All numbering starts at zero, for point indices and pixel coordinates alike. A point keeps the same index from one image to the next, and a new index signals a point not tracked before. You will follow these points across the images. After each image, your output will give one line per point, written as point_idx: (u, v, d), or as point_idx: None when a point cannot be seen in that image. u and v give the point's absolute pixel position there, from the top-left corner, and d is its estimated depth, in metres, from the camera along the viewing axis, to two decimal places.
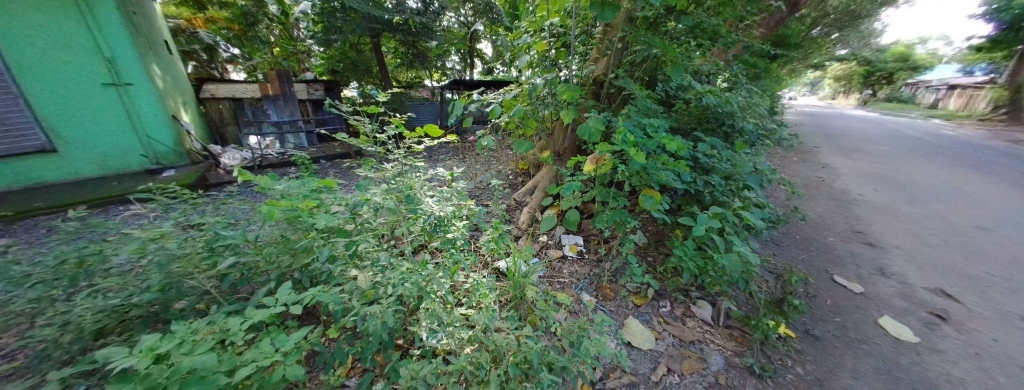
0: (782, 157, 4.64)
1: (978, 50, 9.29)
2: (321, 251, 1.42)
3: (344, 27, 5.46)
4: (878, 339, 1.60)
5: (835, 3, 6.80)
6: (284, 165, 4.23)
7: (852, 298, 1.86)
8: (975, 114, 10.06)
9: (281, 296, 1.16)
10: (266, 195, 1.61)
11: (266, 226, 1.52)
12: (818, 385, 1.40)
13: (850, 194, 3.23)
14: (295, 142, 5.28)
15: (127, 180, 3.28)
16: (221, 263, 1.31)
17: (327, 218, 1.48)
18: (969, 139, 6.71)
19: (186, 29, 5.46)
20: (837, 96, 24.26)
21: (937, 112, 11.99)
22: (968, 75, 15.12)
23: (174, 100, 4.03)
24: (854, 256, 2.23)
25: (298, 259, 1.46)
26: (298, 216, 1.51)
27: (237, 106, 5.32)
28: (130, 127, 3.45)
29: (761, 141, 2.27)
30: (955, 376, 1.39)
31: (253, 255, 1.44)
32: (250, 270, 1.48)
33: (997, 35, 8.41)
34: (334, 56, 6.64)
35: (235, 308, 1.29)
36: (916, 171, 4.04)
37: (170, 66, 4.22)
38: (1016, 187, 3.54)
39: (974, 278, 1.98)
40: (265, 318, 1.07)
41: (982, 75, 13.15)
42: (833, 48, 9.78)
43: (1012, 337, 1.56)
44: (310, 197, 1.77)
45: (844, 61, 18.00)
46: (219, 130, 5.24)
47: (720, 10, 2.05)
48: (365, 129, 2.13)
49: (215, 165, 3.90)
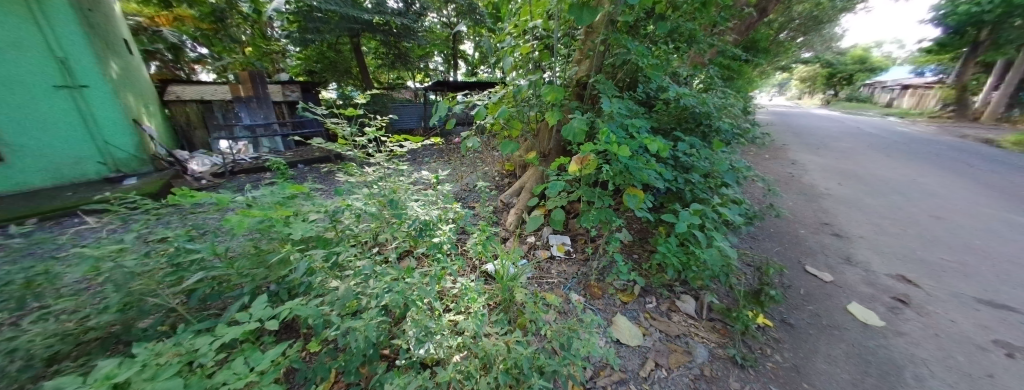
0: (754, 155, 4.89)
1: (927, 52, 10.22)
2: (299, 261, 1.35)
3: (322, 29, 5.25)
4: (848, 325, 1.70)
5: (799, 9, 7.28)
6: (259, 170, 4.02)
7: (822, 286, 1.97)
8: (925, 112, 11.16)
9: (256, 311, 1.09)
10: (239, 203, 1.52)
11: (240, 235, 1.45)
12: (795, 372, 1.46)
13: (817, 189, 3.44)
14: (270, 147, 5.06)
15: (86, 189, 3.02)
16: (190, 278, 1.23)
17: (304, 227, 1.41)
18: (920, 135, 7.33)
19: (148, 27, 5.09)
20: (802, 96, 26.01)
21: (894, 110, 13.08)
22: (918, 77, 16.48)
23: (134, 103, 3.77)
24: (823, 247, 2.36)
25: (275, 271, 1.40)
26: (272, 226, 1.43)
27: (207, 108, 5.03)
28: (87, 132, 3.19)
29: (737, 140, 2.38)
30: (918, 357, 1.49)
31: (223, 270, 1.37)
32: (221, 284, 1.40)
33: (944, 38, 9.28)
34: (310, 56, 6.44)
35: (205, 326, 1.20)
36: (875, 165, 4.36)
37: (130, 68, 3.93)
38: (962, 179, 3.89)
39: (928, 263, 2.15)
40: (238, 335, 1.01)
41: (931, 76, 14.47)
42: (799, 51, 10.50)
43: (968, 319, 1.69)
44: (288, 204, 1.70)
45: (808, 65, 19.41)
46: (185, 135, 4.94)
47: (697, 15, 2.13)
48: (343, 133, 2.05)
49: (182, 172, 3.60)
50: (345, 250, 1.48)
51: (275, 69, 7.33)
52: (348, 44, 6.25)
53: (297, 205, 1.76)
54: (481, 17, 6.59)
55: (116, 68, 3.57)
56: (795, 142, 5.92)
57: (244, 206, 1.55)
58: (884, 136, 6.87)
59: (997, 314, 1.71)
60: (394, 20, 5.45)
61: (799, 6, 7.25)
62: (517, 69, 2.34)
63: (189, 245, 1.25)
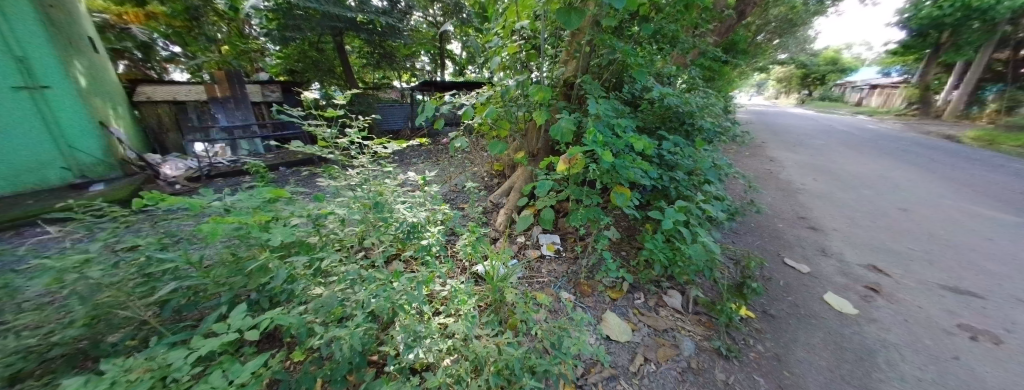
0: (735, 152, 5.06)
1: (893, 53, 10.95)
2: (278, 269, 1.30)
3: (303, 26, 5.10)
4: (824, 314, 1.78)
5: (775, 12, 7.62)
6: (237, 174, 3.89)
7: (801, 278, 2.06)
8: (892, 111, 11.92)
9: (234, 321, 1.05)
10: (216, 209, 1.46)
11: (217, 242, 1.38)
12: (777, 361, 1.52)
13: (793, 184, 3.59)
14: (249, 149, 4.88)
15: (48, 196, 2.82)
16: (163, 290, 1.17)
17: (285, 232, 1.36)
18: (888, 132, 7.78)
19: (117, 25, 4.87)
20: (779, 96, 27.21)
21: (863, 109, 13.88)
22: (884, 77, 17.56)
23: (101, 104, 3.54)
24: (800, 240, 2.47)
25: (254, 279, 1.34)
26: (250, 232, 1.36)
27: (180, 110, 4.83)
28: (50, 136, 2.97)
29: (719, 138, 2.46)
30: (890, 343, 1.57)
31: (199, 279, 1.30)
32: (197, 294, 1.33)
33: (909, 40, 10.01)
34: (291, 55, 6.13)
35: (180, 338, 1.14)
36: (847, 161, 4.59)
37: (97, 67, 3.70)
38: (925, 173, 4.15)
39: (896, 253, 2.28)
40: (216, 348, 0.97)
41: (897, 76, 15.43)
42: (776, 53, 11.00)
43: (931, 305, 1.80)
44: (268, 209, 1.63)
45: (785, 66, 20.35)
46: (158, 138, 4.67)
47: (680, 17, 2.18)
48: (324, 135, 1.98)
49: (155, 176, 3.45)
50: (329, 256, 1.44)
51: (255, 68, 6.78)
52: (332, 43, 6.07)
53: (278, 209, 1.70)
54: (467, 17, 6.55)
55: (82, 68, 3.35)
56: (774, 140, 6.17)
57: (221, 211, 1.48)
58: (855, 133, 7.23)
59: (957, 300, 1.83)
60: (379, 20, 5.33)
61: (774, 9, 7.59)
62: (504, 69, 2.33)
63: (160, 254, 1.19)
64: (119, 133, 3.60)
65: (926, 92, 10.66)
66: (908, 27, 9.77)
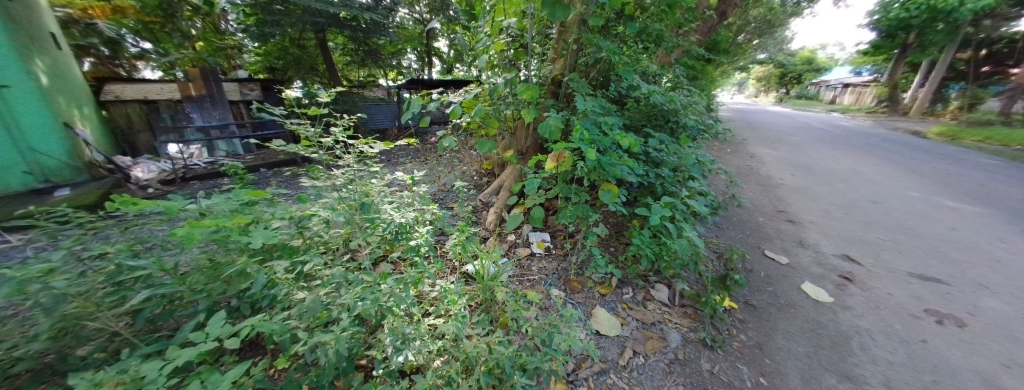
0: (718, 149, 5.21)
1: (865, 53, 11.53)
2: (258, 274, 1.26)
3: (282, 22, 4.82)
4: (802, 302, 1.86)
5: (754, 13, 7.90)
6: (215, 176, 3.72)
7: (780, 268, 2.15)
8: (864, 109, 12.55)
9: (213, 329, 1.01)
10: (192, 212, 1.39)
11: (194, 248, 1.33)
12: (758, 349, 1.59)
13: (773, 179, 3.73)
14: (227, 150, 4.70)
15: (8, 203, 2.60)
16: (135, 299, 1.11)
17: (266, 235, 1.32)
18: (861, 128, 8.18)
19: (81, 20, 4.33)
20: (759, 94, 28.20)
21: (837, 106, 14.56)
22: (856, 76, 18.47)
23: (64, 104, 3.32)
24: (779, 233, 2.57)
25: (234, 285, 1.29)
26: (228, 236, 1.31)
27: (152, 110, 4.59)
28: (10, 137, 2.75)
29: (702, 135, 2.53)
30: (862, 328, 1.67)
31: (175, 286, 1.24)
32: (172, 303, 1.28)
33: (879, 40, 10.55)
34: (271, 53, 5.93)
35: (155, 349, 1.09)
36: (822, 157, 4.80)
37: (60, 65, 3.46)
38: (893, 167, 4.38)
39: (867, 243, 2.41)
40: (194, 358, 0.93)
41: (868, 76, 16.26)
42: (755, 53, 11.42)
43: (899, 292, 1.91)
44: (248, 212, 1.57)
45: (765, 65, 21.13)
46: (127, 139, 4.43)
47: (664, 16, 2.22)
48: (306, 134, 1.92)
49: (125, 179, 3.25)
50: (313, 259, 1.41)
51: (232, 65, 6.41)
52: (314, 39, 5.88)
53: (258, 212, 1.64)
54: (454, 14, 6.47)
55: (42, 65, 3.14)
56: (754, 137, 6.38)
57: (197, 215, 1.41)
58: (830, 130, 7.56)
59: (925, 286, 1.95)
60: (364, 16, 5.09)
61: (754, 10, 7.84)
62: (492, 68, 2.31)
63: (131, 261, 1.13)
64: (86, 135, 3.38)
65: (893, 90, 11.28)
66: (878, 28, 10.29)
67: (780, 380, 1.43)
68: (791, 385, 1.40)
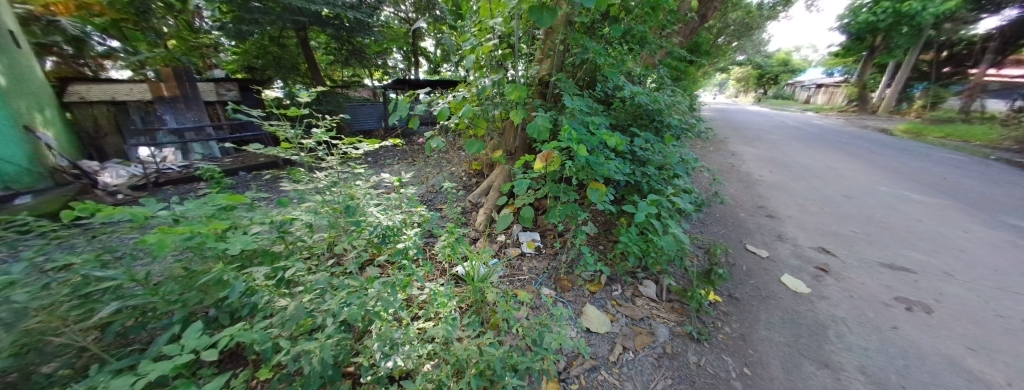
0: (701, 147, 5.37)
1: (835, 55, 12.14)
2: (237, 282, 1.20)
3: (261, 20, 4.57)
4: (781, 294, 1.94)
5: (733, 16, 8.19)
6: (191, 180, 3.59)
7: (761, 262, 2.24)
8: (836, 108, 13.21)
9: (188, 341, 0.96)
10: (164, 219, 1.32)
11: (167, 256, 1.26)
12: (742, 340, 1.64)
13: (753, 176, 3.87)
14: (202, 153, 4.51)
15: None
16: (104, 311, 1.04)
17: (245, 241, 1.27)
18: (833, 127, 8.60)
19: (42, 17, 3.91)
20: (739, 94, 29.23)
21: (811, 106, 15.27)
22: (829, 77, 19.42)
23: (24, 106, 3.10)
24: (760, 227, 2.67)
25: (210, 294, 1.23)
26: (204, 243, 1.25)
27: (121, 111, 4.36)
28: None
29: (685, 134, 2.60)
30: (838, 317, 1.75)
31: (147, 297, 1.18)
32: (145, 314, 1.21)
33: (848, 43, 11.13)
34: (249, 51, 5.60)
35: (127, 364, 1.03)
36: (798, 154, 5.02)
37: (22, 65, 3.25)
38: (862, 163, 4.63)
39: (842, 236, 2.53)
40: (168, 372, 0.88)
41: (840, 77, 17.12)
42: (735, 54, 11.85)
43: (871, 282, 2.01)
44: (225, 217, 1.51)
45: (745, 67, 21.94)
46: (94, 143, 4.17)
47: (648, 18, 2.28)
48: (287, 136, 1.85)
49: (92, 185, 3.05)
50: (295, 265, 1.36)
51: (208, 65, 6.03)
52: (295, 38, 5.65)
53: (237, 217, 1.57)
54: (440, 13, 6.39)
55: None
56: (735, 135, 6.61)
57: (170, 221, 1.34)
58: (806, 128, 7.91)
59: (894, 275, 2.06)
60: (347, 14, 4.91)
61: (732, 13, 8.14)
62: (480, 69, 2.30)
63: (98, 272, 1.06)
64: (48, 139, 3.16)
65: (859, 91, 11.94)
66: (847, 31, 10.86)
67: (763, 369, 1.48)
68: (774, 374, 1.46)
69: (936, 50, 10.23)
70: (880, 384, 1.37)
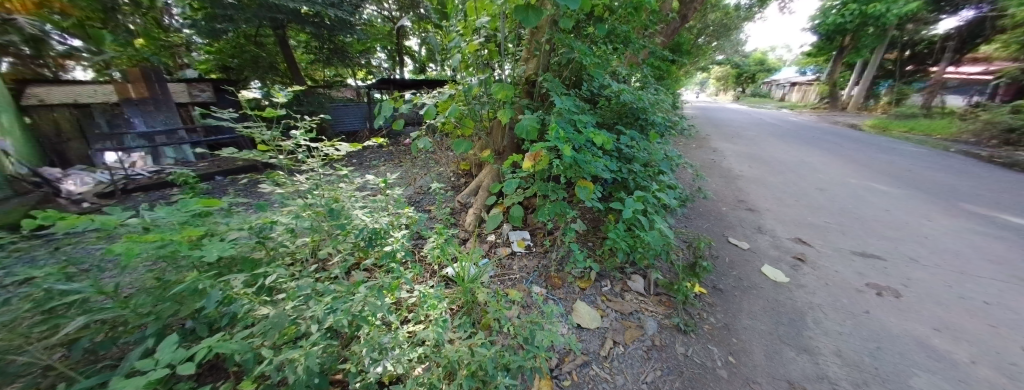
0: (684, 144, 5.52)
1: (808, 55, 12.74)
2: (213, 291, 1.15)
3: (236, 17, 4.38)
4: (762, 284, 2.02)
5: (712, 17, 8.48)
6: (161, 186, 3.42)
7: (742, 253, 2.32)
8: (809, 106, 13.89)
9: (162, 355, 0.91)
10: (133, 227, 1.24)
11: (137, 266, 1.19)
12: (726, 329, 1.70)
13: (733, 172, 4.01)
14: (175, 157, 4.30)
15: None
16: (69, 327, 0.97)
17: (222, 248, 1.21)
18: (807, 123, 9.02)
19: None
20: (719, 93, 30.27)
21: (786, 103, 16.00)
22: (802, 76, 20.41)
23: None
24: (741, 220, 2.78)
25: (186, 304, 1.17)
26: (177, 252, 1.19)
27: (85, 114, 4.10)
28: None
29: (669, 132, 2.67)
30: (815, 304, 1.84)
31: (118, 310, 1.11)
32: (115, 329, 1.13)
33: (820, 42, 11.69)
34: (224, 50, 5.20)
35: (96, 382, 0.96)
36: (775, 150, 5.24)
37: None
38: (833, 157, 4.87)
39: (817, 227, 2.66)
40: (141, 388, 0.83)
41: (813, 75, 18.02)
42: (715, 53, 12.26)
43: (845, 269, 2.13)
44: (201, 224, 1.44)
45: (724, 66, 22.81)
46: (56, 148, 3.95)
47: (631, 18, 2.32)
48: (263, 138, 1.78)
49: (54, 194, 2.75)
50: (276, 271, 1.31)
51: (180, 64, 5.61)
52: (273, 36, 5.44)
53: (213, 224, 1.50)
54: (425, 12, 6.31)
55: None
56: (716, 132, 6.83)
57: (140, 230, 1.27)
58: (782, 125, 8.27)
59: (865, 263, 2.18)
60: (328, 12, 4.76)
61: (711, 15, 8.44)
62: (466, 68, 2.29)
63: (62, 285, 0.99)
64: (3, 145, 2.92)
65: (830, 88, 12.57)
66: (817, 32, 11.43)
67: (747, 357, 1.54)
68: (757, 361, 1.52)
69: (899, 49, 10.91)
70: (854, 366, 1.45)
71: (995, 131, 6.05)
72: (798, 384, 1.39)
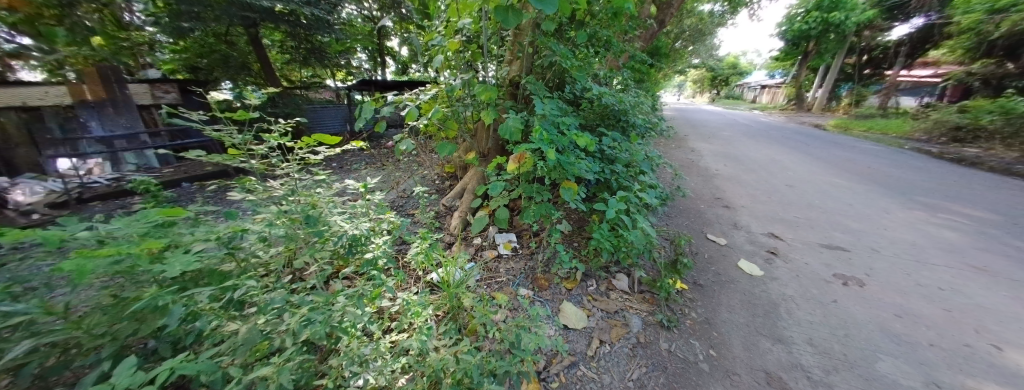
0: (664, 145, 5.70)
1: (776, 59, 13.49)
2: (175, 308, 1.07)
3: (203, 14, 4.14)
4: (738, 278, 2.11)
5: (688, 22, 8.85)
6: (123, 195, 3.22)
7: (720, 249, 2.41)
8: (778, 108, 14.68)
9: (117, 381, 0.83)
10: (85, 241, 1.14)
11: (90, 283, 1.10)
12: (707, 323, 1.76)
13: (710, 170, 4.17)
14: (137, 163, 4.05)
15: None
16: (12, 352, 0.88)
17: (185, 261, 1.13)
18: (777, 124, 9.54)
19: None
20: (695, 96, 31.49)
21: (758, 105, 16.85)
22: (772, 79, 21.56)
23: None
24: (718, 217, 2.89)
25: (146, 323, 1.09)
26: (135, 267, 1.10)
27: (35, 118, 3.90)
28: None
29: (650, 133, 2.74)
30: (787, 295, 1.93)
31: (67, 331, 1.02)
32: (67, 352, 1.04)
33: (787, 48, 12.40)
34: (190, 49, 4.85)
35: None
36: (749, 149, 5.48)
37: None
38: (802, 155, 5.14)
39: (788, 222, 2.80)
40: None
41: (781, 79, 19.12)
42: (691, 58, 12.81)
43: (814, 261, 2.25)
44: (163, 236, 1.34)
45: (700, 69, 23.83)
46: None
47: (612, 22, 2.38)
48: (233, 141, 1.69)
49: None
50: (246, 284, 1.24)
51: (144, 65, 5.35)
52: (245, 35, 5.19)
53: (177, 234, 1.41)
54: (407, 13, 6.20)
55: None
56: (693, 132, 7.10)
57: (93, 243, 1.16)
58: (754, 125, 8.68)
59: (831, 255, 2.32)
60: (303, 10, 4.65)
61: (688, 20, 8.78)
62: (449, 69, 2.28)
63: (3, 307, 0.90)
64: None
65: (797, 90, 13.34)
66: (784, 38, 12.13)
67: (726, 349, 1.59)
68: (735, 353, 1.57)
69: (858, 55, 11.72)
70: (825, 354, 1.53)
71: (944, 130, 6.56)
72: (774, 373, 1.45)
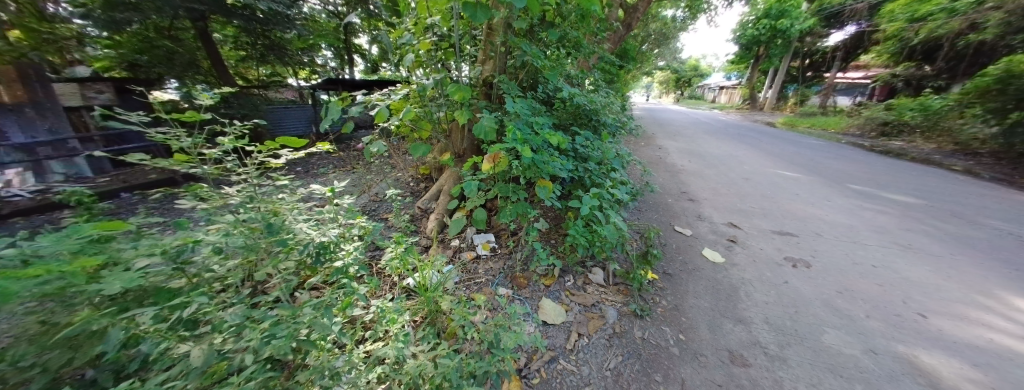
0: (634, 143, 5.95)
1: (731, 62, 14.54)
2: (115, 331, 0.96)
3: (144, 4, 3.63)
4: (702, 266, 2.26)
5: (654, 26, 9.32)
6: (50, 208, 2.81)
7: (686, 239, 2.57)
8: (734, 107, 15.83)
9: None
10: (5, 261, 1.00)
11: (9, 309, 0.96)
12: (676, 310, 1.87)
13: (676, 166, 4.41)
14: (66, 172, 3.61)
15: None
16: None
17: (128, 279, 1.03)
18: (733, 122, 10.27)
19: None
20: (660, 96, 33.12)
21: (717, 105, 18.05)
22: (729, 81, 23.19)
23: None
24: (683, 209, 3.07)
25: (82, 350, 0.98)
26: (69, 287, 0.98)
27: None
28: None
29: (620, 131, 2.85)
30: (746, 279, 2.10)
31: None
32: None
33: (740, 52, 13.42)
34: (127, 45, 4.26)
35: None
36: (710, 146, 5.85)
37: None
38: (755, 150, 5.58)
39: (744, 212, 3.03)
40: None
41: (737, 81, 20.62)
42: (656, 59, 13.51)
43: (767, 247, 2.46)
44: (99, 252, 1.20)
45: (665, 71, 25.16)
46: None
47: (582, 23, 2.44)
48: (179, 145, 1.53)
49: None
50: (199, 301, 1.14)
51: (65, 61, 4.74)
52: (192, 28, 4.72)
53: (117, 250, 1.27)
54: (376, 9, 5.96)
55: None
56: (661, 131, 7.44)
57: (13, 264, 1.02)
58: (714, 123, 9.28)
59: (782, 240, 2.55)
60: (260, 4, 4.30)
61: (653, 24, 9.20)
62: (420, 67, 2.24)
63: None
64: None
65: (750, 91, 14.45)
66: (738, 42, 13.12)
67: (694, 333, 1.70)
68: (703, 335, 1.69)
69: (802, 59, 12.91)
70: (779, 330, 1.69)
71: (873, 126, 7.40)
72: (736, 352, 1.58)
